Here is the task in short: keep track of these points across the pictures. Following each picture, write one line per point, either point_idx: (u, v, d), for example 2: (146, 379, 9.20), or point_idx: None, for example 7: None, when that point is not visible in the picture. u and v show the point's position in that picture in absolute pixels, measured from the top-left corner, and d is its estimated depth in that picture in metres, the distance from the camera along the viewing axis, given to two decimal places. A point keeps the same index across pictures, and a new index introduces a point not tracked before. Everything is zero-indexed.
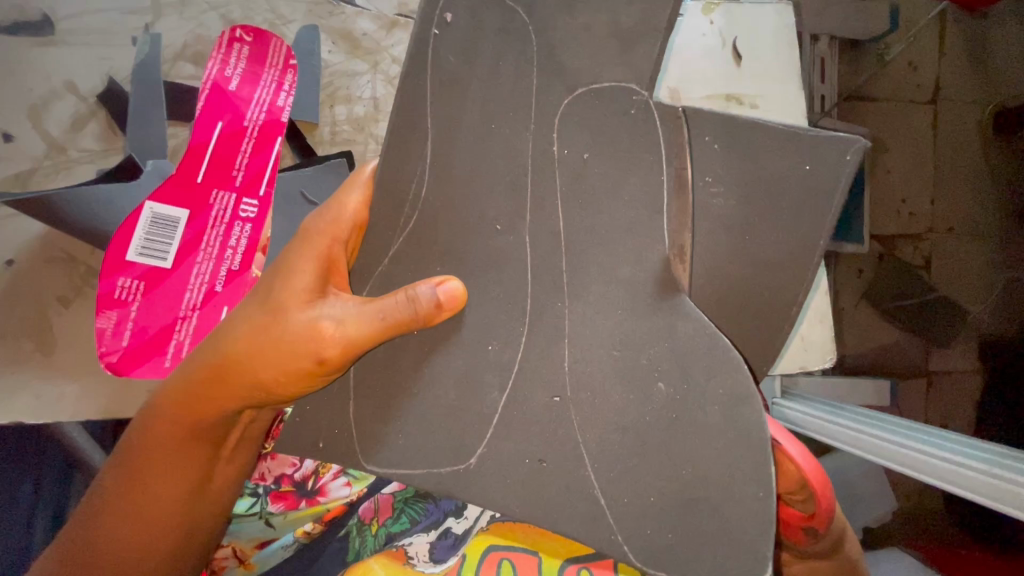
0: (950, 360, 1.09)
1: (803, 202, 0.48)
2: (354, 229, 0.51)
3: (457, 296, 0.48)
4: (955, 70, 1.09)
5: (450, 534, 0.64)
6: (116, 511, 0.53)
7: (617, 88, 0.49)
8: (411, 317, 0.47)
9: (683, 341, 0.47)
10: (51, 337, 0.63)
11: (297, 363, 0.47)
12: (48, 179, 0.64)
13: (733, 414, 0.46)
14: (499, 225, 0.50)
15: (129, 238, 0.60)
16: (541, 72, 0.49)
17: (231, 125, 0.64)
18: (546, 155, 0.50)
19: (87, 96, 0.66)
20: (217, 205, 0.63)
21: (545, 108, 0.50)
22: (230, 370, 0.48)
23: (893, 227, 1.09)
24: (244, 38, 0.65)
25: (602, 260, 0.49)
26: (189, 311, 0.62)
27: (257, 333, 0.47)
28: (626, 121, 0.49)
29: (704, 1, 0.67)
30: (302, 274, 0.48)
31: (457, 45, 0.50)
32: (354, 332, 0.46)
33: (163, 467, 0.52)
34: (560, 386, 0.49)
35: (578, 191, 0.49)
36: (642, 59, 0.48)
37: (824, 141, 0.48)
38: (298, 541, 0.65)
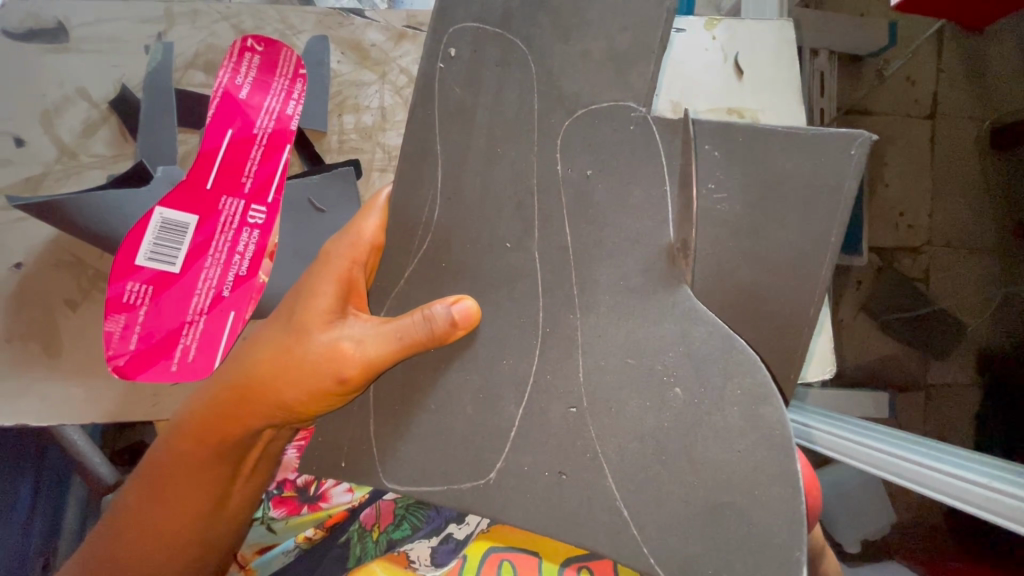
0: (949, 372, 1.09)
1: (811, 197, 0.47)
2: (372, 252, 0.53)
3: (471, 315, 0.49)
4: (954, 87, 1.10)
5: (450, 539, 0.64)
6: (139, 526, 0.54)
7: (614, 109, 0.50)
8: (426, 336, 0.48)
9: (699, 346, 0.47)
10: (58, 340, 0.63)
11: (319, 382, 0.48)
12: (58, 183, 0.65)
13: (753, 416, 0.45)
14: (509, 243, 0.52)
15: (138, 242, 0.60)
16: (541, 99, 0.51)
17: (241, 132, 0.64)
18: (552, 173, 0.51)
19: (99, 103, 0.67)
20: (226, 211, 0.63)
21: (547, 131, 0.51)
22: (254, 389, 0.50)
23: (891, 239, 1.12)
24: (256, 48, 0.66)
25: (613, 273, 0.50)
26: (196, 316, 0.62)
27: (282, 354, 0.49)
28: (626, 138, 0.50)
29: (706, 17, 0.68)
30: (323, 296, 0.50)
31: (460, 76, 0.53)
32: (373, 352, 0.48)
33: (185, 484, 0.53)
34: (576, 397, 0.49)
35: (587, 208, 0.50)
36: (638, 81, 0.49)
37: (825, 137, 0.47)
38: (299, 546, 0.66)
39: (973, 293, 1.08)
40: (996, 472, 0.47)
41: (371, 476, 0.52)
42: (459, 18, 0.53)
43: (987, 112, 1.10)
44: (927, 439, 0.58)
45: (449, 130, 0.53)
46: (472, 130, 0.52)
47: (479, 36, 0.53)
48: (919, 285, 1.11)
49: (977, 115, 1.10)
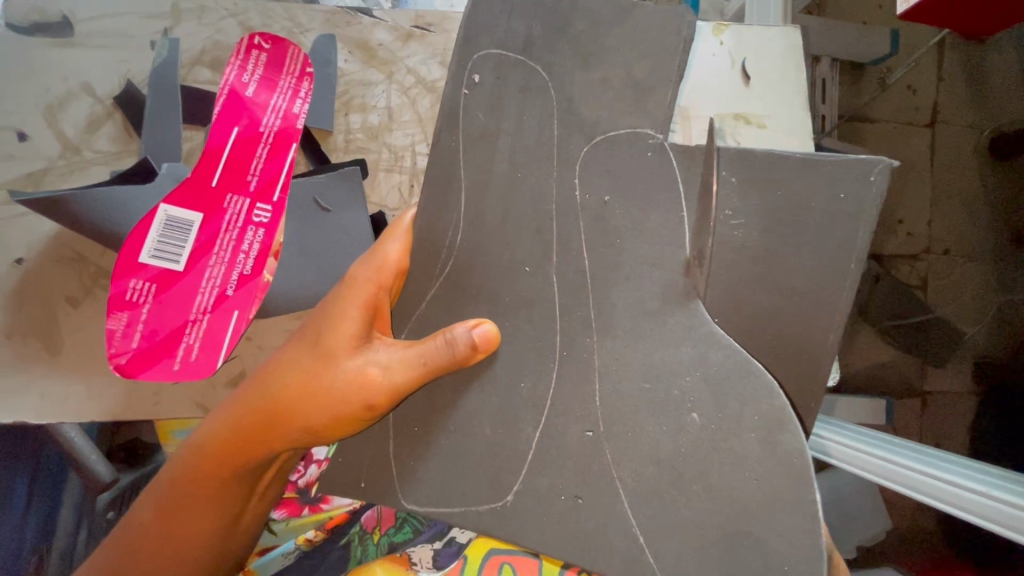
0: (945, 380, 1.10)
1: (828, 227, 0.47)
2: (399, 278, 0.52)
3: (491, 338, 0.49)
4: (955, 95, 1.11)
5: (454, 542, 0.64)
6: (154, 543, 0.52)
7: (633, 134, 0.51)
8: (450, 361, 0.48)
9: (717, 370, 0.48)
10: (59, 337, 0.62)
11: (345, 408, 0.48)
12: (60, 179, 0.64)
13: (772, 442, 0.46)
14: (528, 267, 0.52)
15: (142, 240, 0.59)
16: (561, 125, 0.52)
17: (247, 130, 0.64)
18: (570, 199, 0.51)
19: (103, 98, 0.66)
20: (231, 209, 0.62)
21: (568, 156, 0.52)
22: (280, 413, 0.49)
23: (892, 245, 1.12)
24: (263, 45, 0.66)
25: (629, 294, 0.50)
26: (199, 314, 0.61)
27: (309, 378, 0.48)
28: (643, 164, 0.51)
29: (714, 22, 0.68)
30: (349, 320, 0.49)
31: (485, 103, 0.53)
32: (399, 379, 0.47)
33: (201, 506, 0.52)
34: (594, 421, 0.50)
35: (602, 232, 0.51)
36: (656, 107, 0.51)
37: (844, 164, 0.47)
38: (299, 548, 0.66)
39: (970, 300, 1.09)
40: (1000, 482, 0.47)
41: (391, 497, 0.52)
42: (474, 27, 0.53)
43: (986, 121, 1.10)
44: (925, 447, 0.59)
45: (465, 134, 0.53)
46: (487, 137, 0.53)
47: (502, 63, 0.53)
48: (916, 292, 1.11)
49: (976, 124, 1.11)
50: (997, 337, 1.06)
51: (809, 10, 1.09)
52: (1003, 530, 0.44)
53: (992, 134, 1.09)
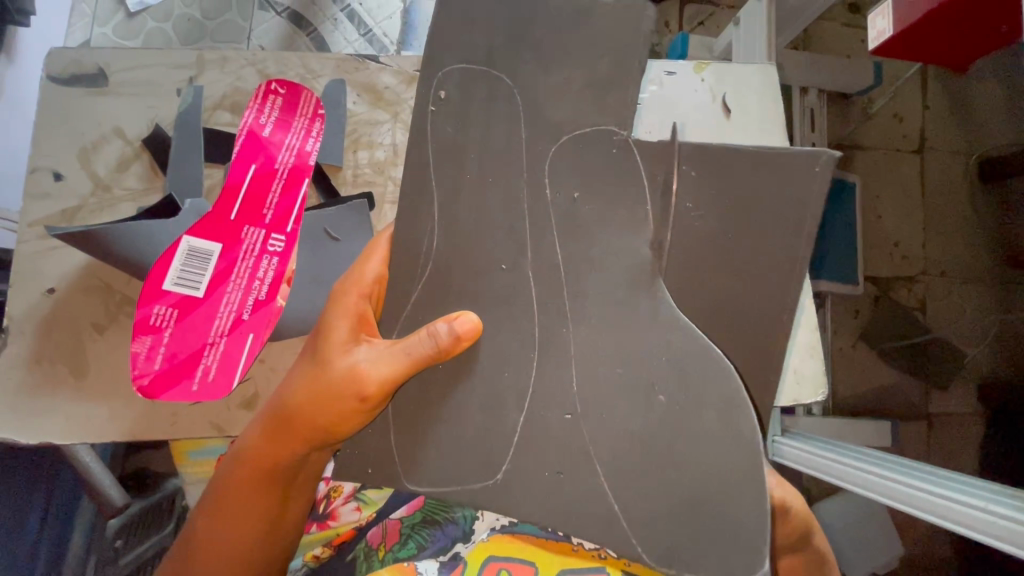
0: (950, 402, 1.15)
1: (774, 211, 0.51)
2: (379, 287, 0.55)
3: (472, 328, 0.51)
4: (942, 124, 1.19)
5: (459, 557, 0.64)
6: (204, 558, 0.55)
7: (598, 131, 0.53)
8: (432, 351, 0.51)
9: (682, 352, 0.51)
10: (84, 362, 0.66)
11: (344, 402, 0.51)
12: (93, 214, 0.70)
13: (730, 419, 0.49)
14: (504, 264, 0.54)
15: (166, 269, 0.64)
16: (527, 128, 0.54)
17: (263, 167, 0.69)
18: (539, 198, 0.54)
19: (133, 140, 0.72)
20: (249, 240, 0.67)
21: (536, 156, 0.54)
22: (289, 416, 0.52)
23: (887, 269, 1.19)
24: (279, 91, 0.72)
25: (598, 286, 0.53)
26: (217, 338, 0.65)
27: (306, 382, 0.52)
28: (608, 159, 0.53)
29: (696, 62, 0.75)
30: (338, 330, 0.53)
31: (451, 115, 0.55)
32: (388, 371, 0.51)
33: (239, 514, 0.54)
34: (571, 404, 0.52)
35: (570, 226, 0.54)
36: (617, 106, 0.53)
37: (789, 155, 0.51)
38: (306, 565, 0.67)
39: (969, 322, 1.15)
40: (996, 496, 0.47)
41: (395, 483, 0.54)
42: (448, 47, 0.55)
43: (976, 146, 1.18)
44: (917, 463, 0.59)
45: (434, 146, 0.55)
46: (454, 147, 0.55)
47: (465, 76, 0.55)
48: (916, 314, 1.17)
49: (965, 149, 1.19)
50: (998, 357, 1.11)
51: (796, 44, 1.20)
52: (995, 542, 0.45)
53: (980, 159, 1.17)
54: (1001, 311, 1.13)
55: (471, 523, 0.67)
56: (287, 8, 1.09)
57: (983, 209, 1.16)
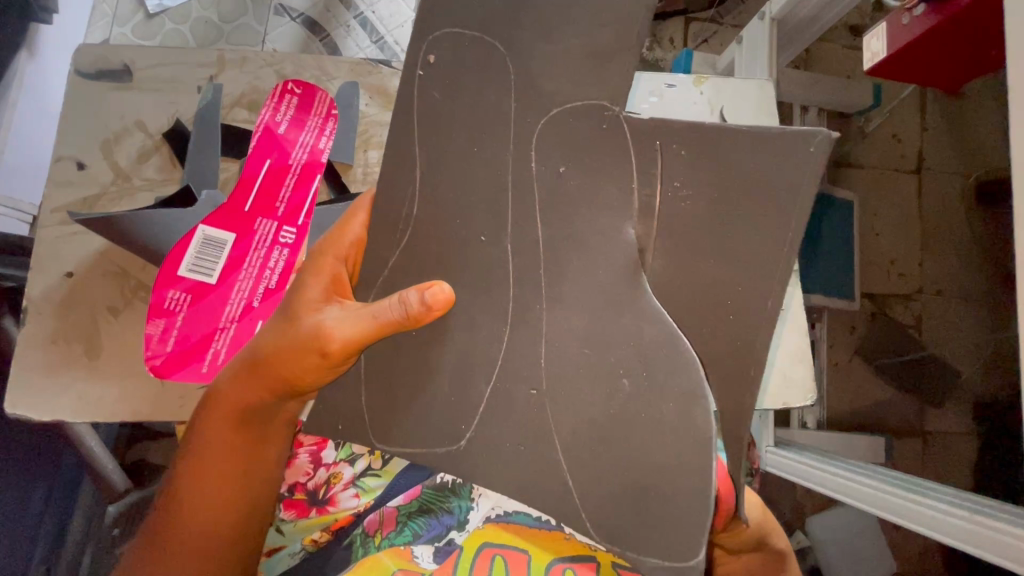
0: (944, 421, 1.18)
1: (769, 200, 0.45)
2: (357, 252, 0.56)
3: (444, 299, 0.49)
4: (936, 147, 1.24)
5: (452, 542, 0.67)
6: (178, 509, 0.56)
7: (588, 106, 0.47)
8: (396, 313, 0.49)
9: (649, 344, 0.46)
10: (99, 343, 0.69)
11: (309, 355, 0.52)
12: (113, 203, 0.73)
13: (688, 416, 0.44)
14: (484, 237, 0.51)
15: (181, 256, 0.66)
16: (519, 99, 0.49)
17: (277, 162, 0.72)
18: (524, 174, 0.49)
19: (154, 133, 0.75)
20: (261, 231, 0.70)
21: (525, 131, 0.49)
22: (258, 364, 0.55)
23: (883, 286, 1.21)
24: (295, 90, 0.75)
25: (578, 264, 0.48)
26: (228, 323, 0.68)
27: (278, 336, 0.54)
28: (598, 137, 0.47)
29: (695, 75, 0.78)
30: (311, 289, 0.55)
31: (442, 79, 0.51)
32: (351, 330, 0.50)
33: (209, 462, 0.56)
34: (536, 379, 0.49)
35: (556, 202, 0.49)
36: (614, 77, 0.47)
37: (783, 136, 0.44)
38: (305, 549, 0.70)
39: (964, 342, 1.19)
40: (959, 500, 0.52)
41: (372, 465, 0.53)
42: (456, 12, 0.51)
43: (971, 169, 1.22)
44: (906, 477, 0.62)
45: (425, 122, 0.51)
46: (443, 119, 0.51)
47: (458, 42, 0.51)
48: (912, 333, 1.20)
49: (960, 171, 1.23)
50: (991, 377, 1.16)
51: (797, 63, 1.24)
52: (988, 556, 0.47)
53: (976, 181, 1.21)
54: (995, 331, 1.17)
55: (466, 513, 0.69)
56: (302, 15, 1.13)
57: (980, 231, 1.20)
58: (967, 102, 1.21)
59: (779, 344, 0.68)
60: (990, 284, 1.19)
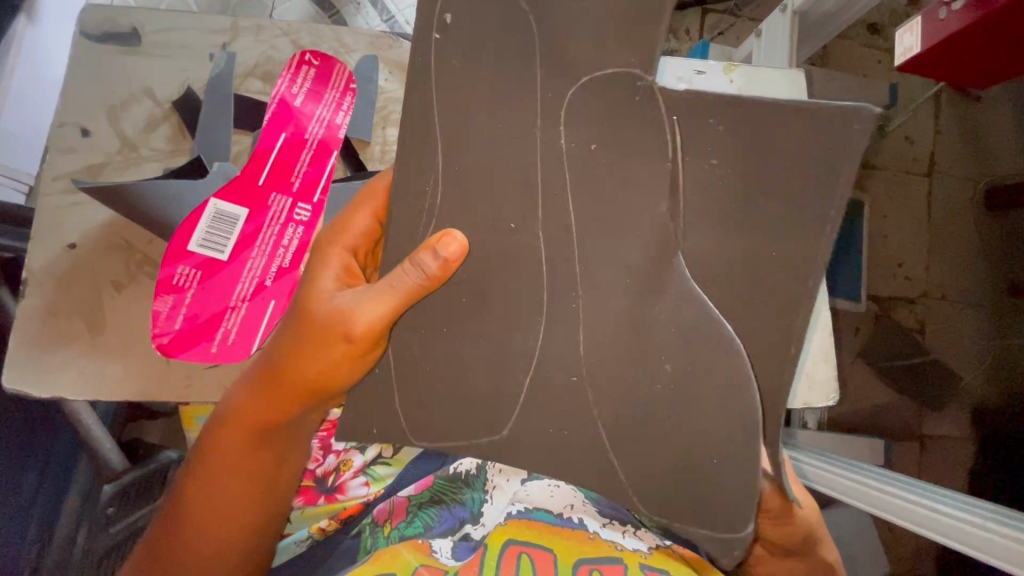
0: (942, 424, 1.18)
1: (802, 176, 0.45)
2: (371, 237, 0.56)
3: (459, 247, 0.48)
4: (950, 150, 1.22)
5: (469, 538, 0.62)
6: (194, 518, 0.55)
7: (619, 74, 0.47)
8: (416, 279, 0.48)
9: (690, 324, 0.47)
10: (102, 318, 0.66)
11: (333, 352, 0.50)
12: (118, 173, 0.70)
13: (740, 400, 0.46)
14: (513, 224, 0.49)
15: (193, 229, 0.64)
16: (545, 64, 0.48)
17: (293, 136, 0.69)
18: (553, 149, 0.48)
19: (163, 101, 0.72)
20: (275, 207, 0.67)
21: (549, 105, 0.48)
22: (279, 371, 0.52)
23: (890, 289, 1.20)
24: (312, 62, 0.71)
25: (613, 247, 0.48)
26: (239, 302, 0.66)
27: (296, 338, 0.51)
28: (630, 107, 0.47)
29: (726, 62, 0.75)
30: (326, 279, 0.53)
31: (461, 44, 0.48)
32: (375, 311, 0.48)
33: (228, 469, 0.55)
34: (577, 365, 0.50)
35: (587, 182, 0.48)
36: (646, 41, 0.45)
37: (826, 110, 0.44)
38: (312, 536, 0.69)
39: (966, 347, 1.18)
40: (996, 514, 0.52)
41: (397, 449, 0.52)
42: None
43: (983, 173, 1.21)
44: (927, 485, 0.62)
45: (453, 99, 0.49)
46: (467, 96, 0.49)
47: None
48: (916, 336, 1.18)
49: (973, 176, 1.21)
50: (991, 382, 1.15)
51: (812, 61, 1.21)
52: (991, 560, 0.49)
53: (988, 186, 1.20)
54: (998, 335, 1.16)
55: (480, 505, 0.67)
56: None
57: (984, 234, 1.20)
58: (982, 106, 1.18)
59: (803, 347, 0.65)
60: (992, 289, 1.19)
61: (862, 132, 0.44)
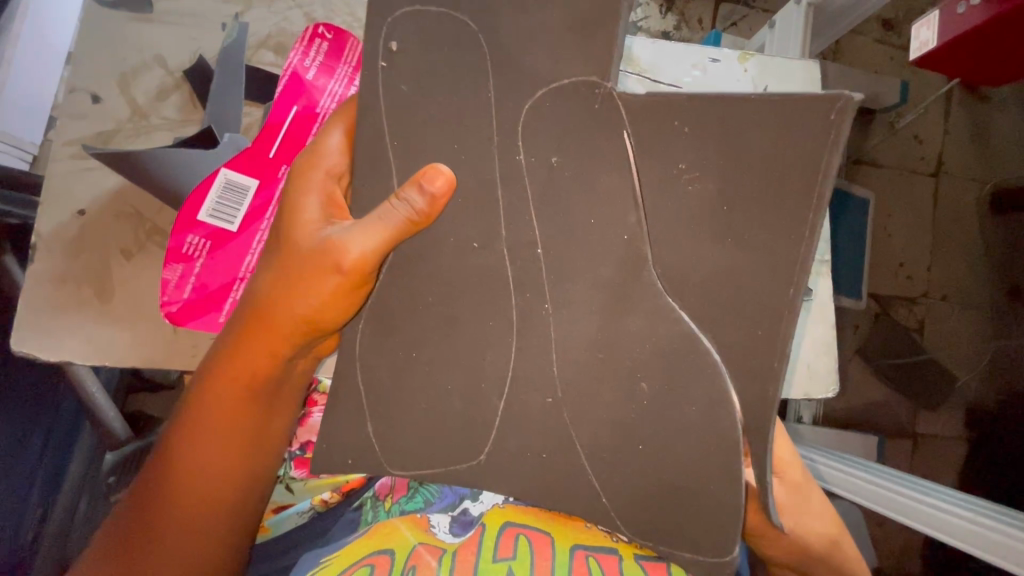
0: (936, 424, 1.18)
1: (777, 178, 0.46)
2: (346, 163, 0.57)
3: (444, 179, 0.51)
4: (958, 150, 1.21)
5: (468, 513, 0.64)
6: (180, 462, 0.54)
7: (579, 84, 0.50)
8: (404, 210, 0.51)
9: (665, 343, 0.51)
10: (110, 285, 0.66)
11: (324, 285, 0.53)
12: (128, 140, 0.70)
13: (714, 413, 0.50)
14: (476, 244, 0.54)
15: (202, 199, 0.64)
16: (497, 78, 0.51)
17: (305, 109, 0.68)
18: (513, 165, 0.52)
19: (174, 70, 0.71)
20: (286, 179, 0.67)
21: (507, 118, 0.52)
22: (270, 307, 0.55)
23: (890, 288, 1.20)
24: (325, 35, 0.70)
25: (580, 262, 0.52)
26: (248, 273, 0.66)
27: (287, 272, 0.55)
28: (590, 117, 0.50)
29: (740, 51, 0.75)
30: (309, 209, 0.55)
31: (410, 69, 0.52)
32: (365, 240, 0.52)
33: (215, 413, 0.55)
34: (552, 388, 0.55)
35: (549, 196, 0.52)
36: (602, 52, 0.48)
37: (805, 99, 0.45)
38: (314, 508, 0.70)
39: (965, 348, 1.19)
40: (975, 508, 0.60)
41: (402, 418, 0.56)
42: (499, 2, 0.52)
43: (989, 175, 1.21)
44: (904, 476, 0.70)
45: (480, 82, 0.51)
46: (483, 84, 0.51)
47: (420, 19, 0.52)
48: (915, 335, 1.19)
49: (978, 178, 1.21)
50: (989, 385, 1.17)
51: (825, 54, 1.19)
52: (988, 555, 0.55)
53: (992, 189, 1.20)
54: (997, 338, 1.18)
55: None
56: None
57: (988, 236, 1.20)
58: (992, 107, 1.21)
59: (803, 336, 0.66)
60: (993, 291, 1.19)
61: (840, 124, 0.44)
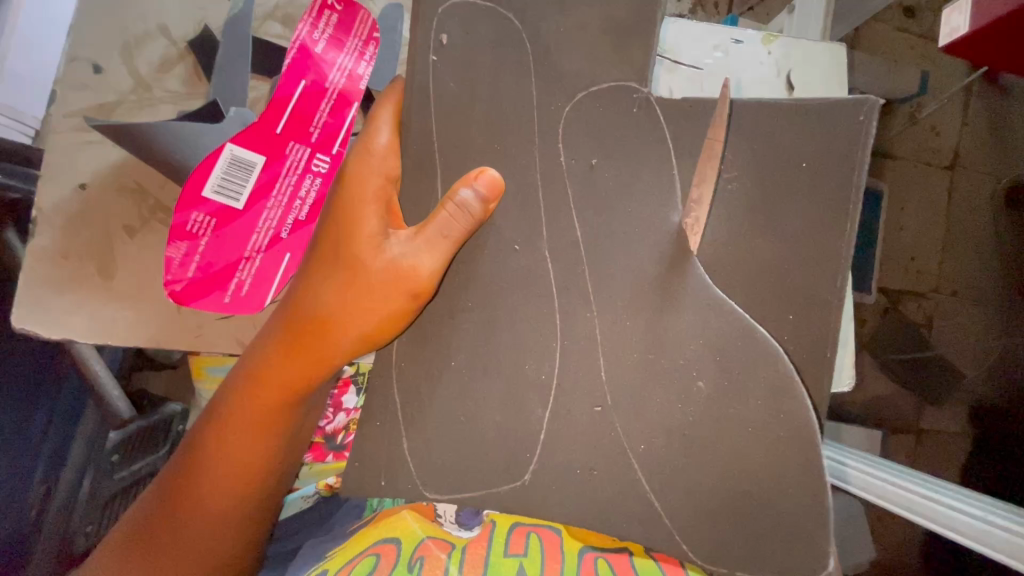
0: (940, 419, 1.17)
1: (818, 171, 0.54)
2: (398, 165, 0.56)
3: (496, 184, 0.53)
4: (975, 143, 1.18)
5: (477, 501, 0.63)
6: (222, 473, 0.55)
7: (619, 87, 0.55)
8: (468, 223, 0.53)
9: (716, 336, 0.54)
10: (113, 262, 0.65)
11: (390, 302, 0.53)
12: (132, 113, 0.68)
13: (772, 409, 0.53)
14: (517, 245, 0.56)
15: (207, 174, 0.61)
16: (539, 82, 0.56)
17: (314, 84, 0.65)
18: (555, 165, 0.56)
19: (179, 41, 0.69)
20: (294, 156, 0.65)
21: (550, 116, 0.56)
22: (328, 322, 0.54)
23: (900, 282, 1.18)
24: (335, 6, 0.67)
25: (624, 259, 0.55)
26: (254, 253, 0.64)
27: (347, 289, 0.53)
28: (630, 119, 0.55)
29: (765, 32, 0.71)
30: (368, 220, 0.53)
31: (454, 64, 0.56)
32: (432, 257, 0.53)
33: (256, 422, 0.55)
34: (601, 396, 0.56)
35: (590, 196, 0.56)
36: (636, 58, 0.55)
37: (833, 105, 0.54)
38: (320, 493, 0.71)
39: (973, 344, 1.16)
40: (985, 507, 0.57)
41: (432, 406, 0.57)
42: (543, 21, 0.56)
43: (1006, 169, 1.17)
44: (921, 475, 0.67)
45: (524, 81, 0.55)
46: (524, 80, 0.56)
47: (467, 14, 0.56)
48: (923, 331, 1.17)
49: (996, 172, 1.18)
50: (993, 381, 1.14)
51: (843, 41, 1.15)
52: (997, 555, 0.51)
53: (1007, 185, 1.16)
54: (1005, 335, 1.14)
55: None
56: None
57: (1000, 232, 1.17)
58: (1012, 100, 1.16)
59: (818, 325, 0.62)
60: (1002, 287, 1.16)
61: (866, 125, 0.53)
